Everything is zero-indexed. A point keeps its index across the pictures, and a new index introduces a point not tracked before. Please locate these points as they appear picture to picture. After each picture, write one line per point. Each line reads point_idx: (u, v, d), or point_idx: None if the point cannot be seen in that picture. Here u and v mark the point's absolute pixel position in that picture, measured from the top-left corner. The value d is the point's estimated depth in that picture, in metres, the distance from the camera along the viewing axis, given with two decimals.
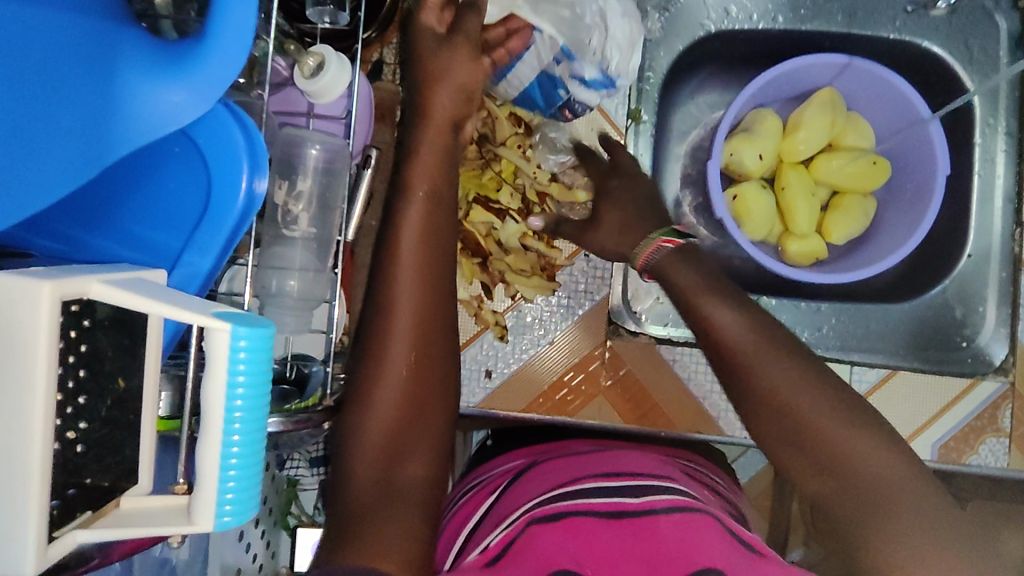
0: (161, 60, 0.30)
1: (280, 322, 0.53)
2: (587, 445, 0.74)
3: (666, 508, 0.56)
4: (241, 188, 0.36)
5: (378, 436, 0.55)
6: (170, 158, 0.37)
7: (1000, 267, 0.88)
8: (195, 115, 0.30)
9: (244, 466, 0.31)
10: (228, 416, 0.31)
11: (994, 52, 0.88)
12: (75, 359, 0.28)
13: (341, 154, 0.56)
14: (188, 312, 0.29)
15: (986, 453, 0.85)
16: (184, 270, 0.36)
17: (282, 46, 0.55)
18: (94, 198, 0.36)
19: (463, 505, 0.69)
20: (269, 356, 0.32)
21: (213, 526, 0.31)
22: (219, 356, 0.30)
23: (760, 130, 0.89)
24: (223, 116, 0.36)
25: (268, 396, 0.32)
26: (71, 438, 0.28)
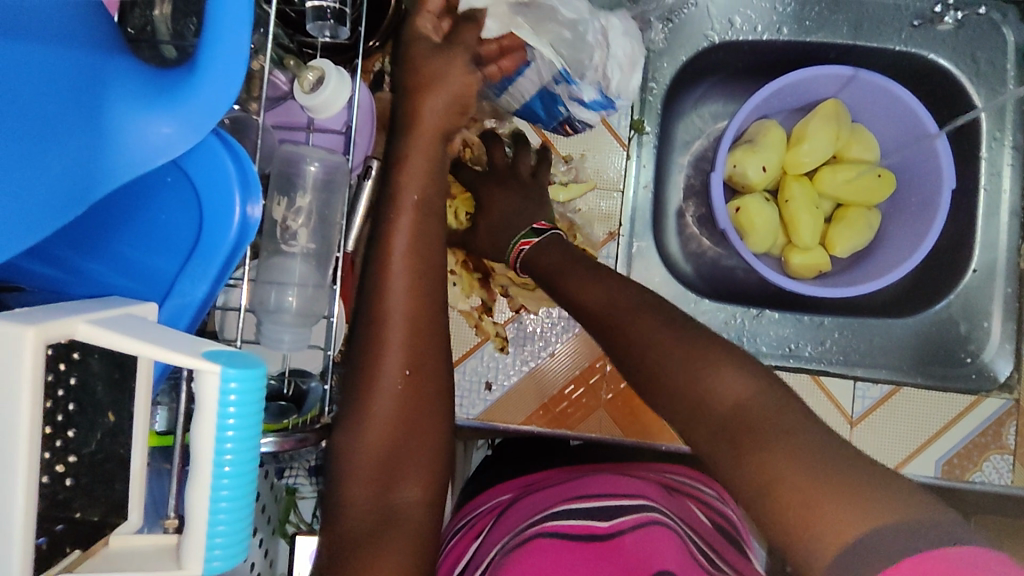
0: (152, 92, 0.29)
1: (278, 339, 0.52)
2: (575, 472, 0.72)
3: (633, 528, 0.57)
4: (235, 216, 0.36)
5: (371, 458, 0.55)
6: (162, 188, 0.37)
7: (1005, 282, 0.87)
8: (185, 146, 0.30)
9: (234, 508, 0.31)
10: (218, 458, 0.30)
11: (1002, 65, 0.87)
12: (64, 393, 0.27)
13: (341, 169, 0.56)
14: (176, 353, 0.29)
15: (990, 470, 0.85)
16: (176, 302, 0.36)
17: (281, 61, 0.55)
18: (85, 228, 0.36)
19: (456, 545, 0.68)
20: (261, 398, 0.31)
21: (202, 572, 0.30)
22: (209, 397, 0.30)
23: (763, 142, 0.88)
24: (213, 144, 0.35)
25: (259, 437, 0.31)
26: (60, 472, 0.27)
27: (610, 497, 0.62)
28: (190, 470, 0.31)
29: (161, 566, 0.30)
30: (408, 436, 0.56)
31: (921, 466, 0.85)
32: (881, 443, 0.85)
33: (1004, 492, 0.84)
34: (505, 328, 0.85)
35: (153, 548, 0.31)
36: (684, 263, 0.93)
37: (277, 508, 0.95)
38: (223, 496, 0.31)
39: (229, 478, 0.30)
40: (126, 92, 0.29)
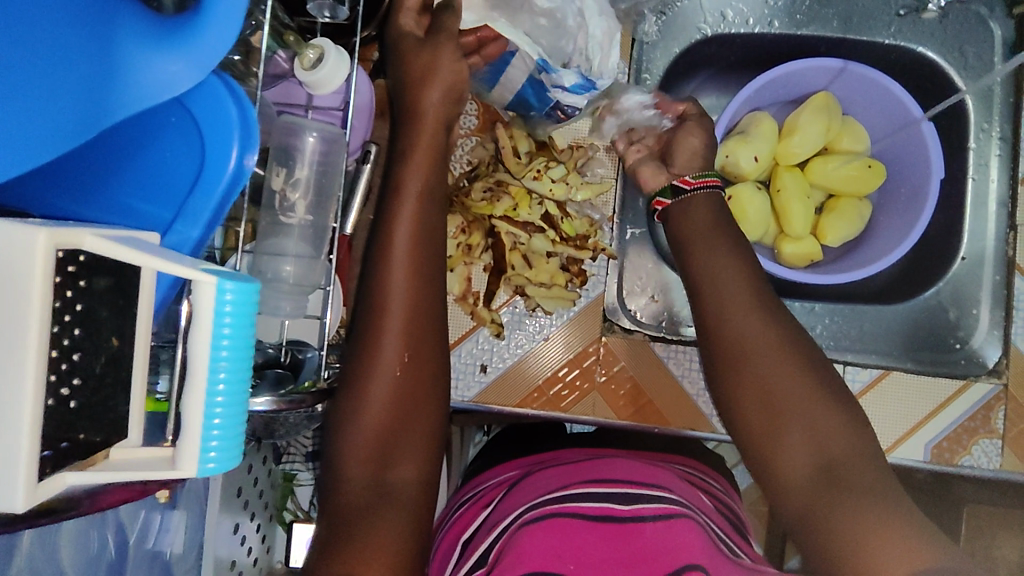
0: (160, 32, 0.31)
1: (278, 306, 0.56)
2: (578, 454, 0.74)
3: (654, 517, 0.57)
4: (232, 160, 0.37)
5: (369, 434, 0.56)
6: (166, 128, 0.38)
7: (994, 270, 0.88)
8: (191, 85, 0.32)
9: (228, 414, 0.33)
10: (213, 365, 0.33)
11: (988, 57, 0.89)
12: (71, 317, 0.29)
13: (336, 142, 0.57)
14: (177, 266, 0.31)
15: (979, 454, 0.85)
16: (175, 237, 0.38)
17: (281, 36, 0.54)
18: (96, 162, 0.38)
19: (461, 517, 0.70)
20: (253, 314, 0.34)
21: (197, 472, 0.33)
22: (205, 305, 0.32)
23: (755, 132, 0.90)
24: (217, 88, 0.37)
25: (250, 352, 0.34)
26: (65, 394, 0.29)
27: (630, 483, 0.63)
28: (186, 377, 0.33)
29: (158, 467, 0.32)
30: (410, 412, 0.58)
31: (910, 450, 0.85)
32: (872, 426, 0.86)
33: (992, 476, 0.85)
34: (500, 314, 0.86)
35: (150, 461, 0.33)
36: None
37: (274, 494, 0.96)
38: (218, 401, 0.33)
39: (224, 385, 0.33)
40: (135, 33, 0.31)
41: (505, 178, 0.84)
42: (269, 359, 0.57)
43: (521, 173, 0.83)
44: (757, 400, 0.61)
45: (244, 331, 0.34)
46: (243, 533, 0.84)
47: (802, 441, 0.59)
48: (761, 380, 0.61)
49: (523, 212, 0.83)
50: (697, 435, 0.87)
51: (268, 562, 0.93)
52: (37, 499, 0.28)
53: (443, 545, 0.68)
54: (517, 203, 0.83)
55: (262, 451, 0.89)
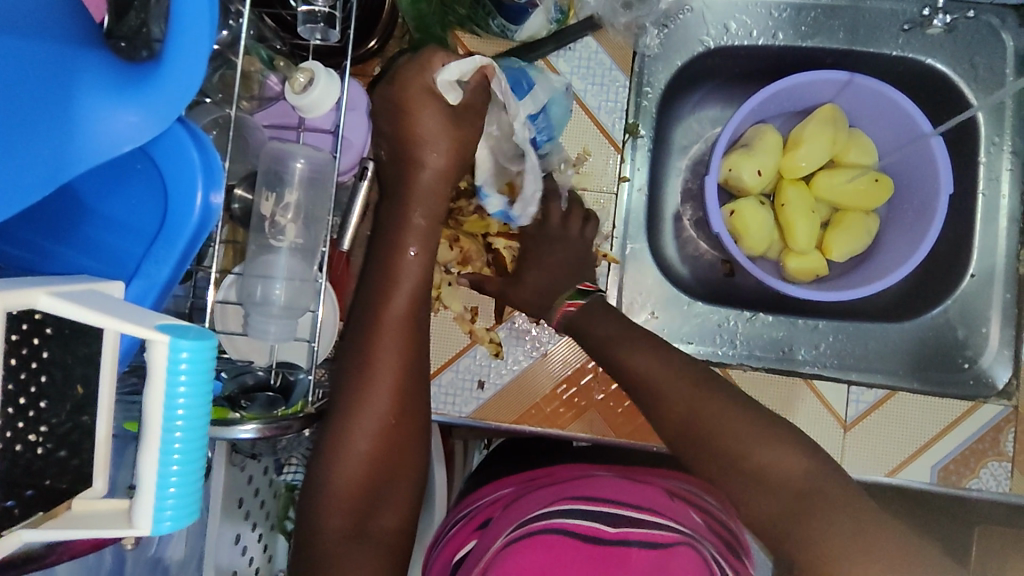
0: (119, 83, 0.32)
1: (264, 330, 0.54)
2: (574, 472, 0.73)
3: (640, 544, 0.56)
4: (197, 199, 0.37)
5: (351, 477, 0.62)
6: (133, 174, 0.39)
7: (1004, 288, 0.86)
8: (147, 136, 0.32)
9: (186, 470, 0.33)
10: (168, 423, 0.32)
11: (1000, 69, 0.86)
12: (37, 365, 0.30)
13: (325, 167, 0.58)
14: (131, 324, 0.31)
15: (987, 477, 0.84)
16: (142, 282, 0.37)
17: (273, 62, 0.57)
18: (61, 214, 0.38)
19: (453, 537, 0.70)
20: (210, 370, 0.33)
21: (153, 531, 0.32)
22: (159, 363, 0.32)
23: (759, 145, 0.88)
24: (180, 135, 0.37)
25: (209, 405, 0.34)
26: (33, 440, 0.30)
27: (620, 504, 0.62)
28: (141, 434, 0.32)
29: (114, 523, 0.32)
30: (393, 454, 0.64)
31: (915, 472, 0.84)
32: (875, 448, 0.84)
33: (1001, 500, 0.84)
34: (498, 332, 0.86)
35: (108, 513, 0.33)
36: (681, 266, 0.94)
37: (276, 504, 0.96)
38: (174, 459, 0.33)
39: (180, 442, 0.33)
40: (97, 85, 0.32)
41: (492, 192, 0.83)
42: (260, 381, 0.57)
43: None
44: (669, 423, 0.64)
45: (201, 388, 0.33)
46: (244, 544, 0.85)
47: (742, 471, 0.58)
48: (653, 405, 0.66)
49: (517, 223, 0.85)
50: None
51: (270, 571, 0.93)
52: None
53: (437, 565, 0.68)
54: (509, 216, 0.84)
55: (263, 462, 0.89)
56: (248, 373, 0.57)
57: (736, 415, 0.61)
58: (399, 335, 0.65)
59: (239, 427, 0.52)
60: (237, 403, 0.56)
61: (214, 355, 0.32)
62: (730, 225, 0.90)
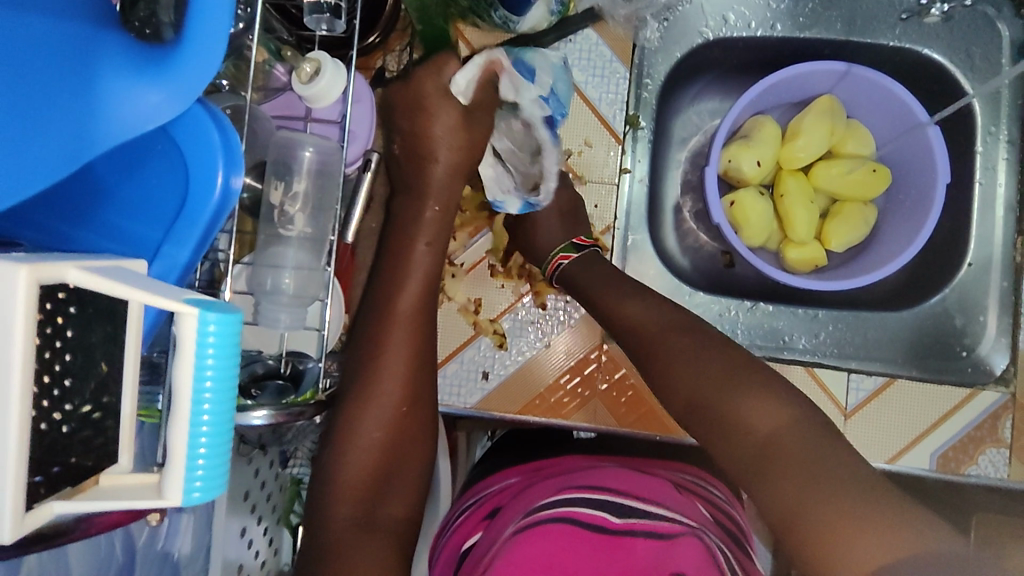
0: (138, 62, 0.33)
1: (275, 318, 0.55)
2: (581, 462, 0.73)
3: (645, 534, 0.56)
4: (218, 181, 0.38)
5: (360, 466, 0.63)
6: (153, 156, 0.39)
7: (1001, 276, 0.87)
8: (171, 115, 0.33)
9: (213, 442, 0.34)
10: (197, 397, 0.33)
11: (996, 59, 0.87)
12: (62, 343, 0.30)
13: (333, 155, 0.58)
14: (161, 298, 0.32)
15: (986, 463, 0.85)
16: (163, 262, 0.38)
17: (279, 52, 0.57)
18: (80, 198, 0.38)
19: (461, 525, 0.70)
20: (236, 344, 0.34)
21: (183, 502, 0.33)
22: (189, 337, 0.32)
23: (758, 137, 0.89)
24: (199, 115, 0.38)
25: (236, 380, 0.34)
26: (58, 419, 0.30)
27: (625, 494, 0.62)
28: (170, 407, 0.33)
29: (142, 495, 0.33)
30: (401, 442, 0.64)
31: (914, 459, 0.86)
32: (874, 435, 0.86)
33: (999, 486, 0.85)
34: (501, 323, 0.86)
35: (137, 487, 0.34)
36: (681, 257, 0.95)
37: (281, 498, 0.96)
38: (202, 431, 0.33)
39: (208, 414, 0.33)
40: (121, 64, 0.32)
41: None
42: (270, 370, 0.58)
43: None
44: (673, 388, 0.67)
45: (229, 361, 0.34)
46: (250, 537, 0.85)
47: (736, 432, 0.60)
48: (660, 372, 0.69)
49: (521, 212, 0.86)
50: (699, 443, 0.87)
51: (275, 565, 0.94)
52: (26, 527, 0.29)
53: (445, 552, 0.68)
54: None
55: (268, 455, 0.89)
56: (258, 362, 0.58)
57: (739, 385, 0.63)
58: (407, 332, 0.66)
59: (250, 414, 0.52)
60: (248, 391, 0.56)
61: (241, 328, 0.33)
62: (730, 216, 0.90)
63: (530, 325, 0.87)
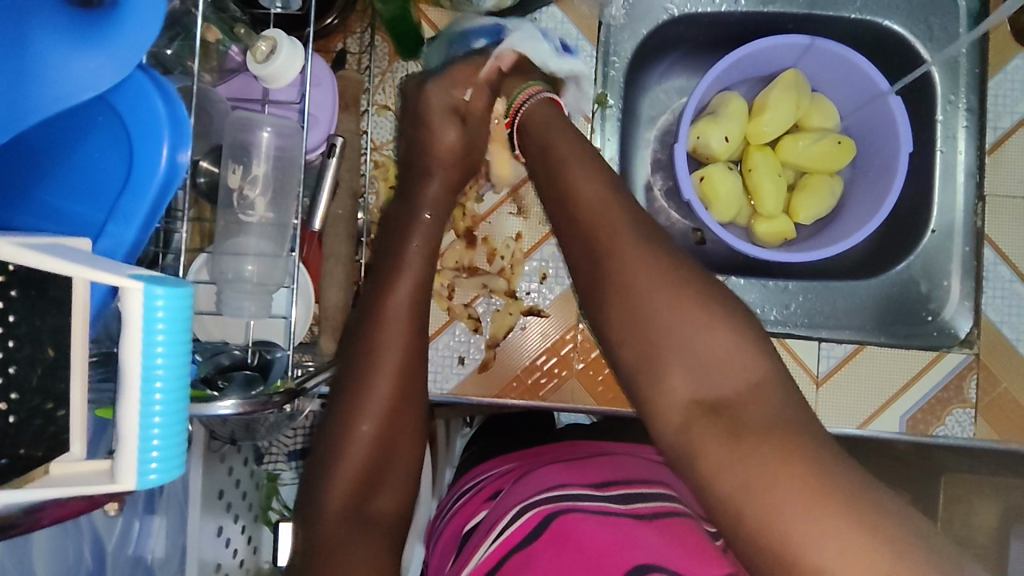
0: (75, 30, 0.32)
1: (239, 307, 0.54)
2: (582, 449, 0.71)
3: (650, 518, 0.56)
4: (164, 156, 0.37)
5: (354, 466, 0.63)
6: (94, 127, 0.38)
7: (964, 241, 0.89)
8: (108, 83, 0.33)
9: (168, 421, 0.34)
10: (147, 374, 0.34)
11: (954, 29, 0.88)
12: (3, 329, 0.31)
13: (293, 137, 0.57)
14: (102, 272, 0.32)
15: (953, 424, 0.87)
16: (108, 240, 0.37)
17: (233, 31, 0.55)
18: (18, 173, 0.37)
19: (459, 511, 0.69)
20: (186, 320, 0.35)
21: (138, 485, 0.33)
22: (135, 313, 0.33)
23: (725, 113, 0.89)
24: (143, 83, 0.37)
25: (187, 358, 0.35)
26: (3, 408, 0.31)
27: (627, 486, 0.61)
28: (121, 386, 0.34)
29: (97, 481, 0.33)
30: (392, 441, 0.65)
31: (885, 423, 0.87)
32: (846, 401, 0.87)
33: (965, 444, 0.87)
34: (475, 307, 0.86)
35: (89, 474, 0.33)
36: None
37: (259, 495, 0.94)
38: (156, 410, 0.34)
39: (161, 393, 0.34)
40: (50, 32, 0.32)
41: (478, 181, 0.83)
42: (237, 361, 0.56)
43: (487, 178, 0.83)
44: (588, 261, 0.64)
45: (179, 337, 0.34)
46: (227, 536, 0.83)
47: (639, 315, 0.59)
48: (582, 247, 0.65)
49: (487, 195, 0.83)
50: None
51: (254, 564, 0.92)
52: None
53: (446, 535, 0.67)
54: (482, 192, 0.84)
55: (242, 452, 0.87)
56: (224, 353, 0.56)
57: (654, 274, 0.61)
58: None
59: (217, 405, 0.50)
60: (214, 383, 0.53)
61: (190, 302, 0.33)
62: (699, 191, 0.91)
63: (509, 313, 0.86)
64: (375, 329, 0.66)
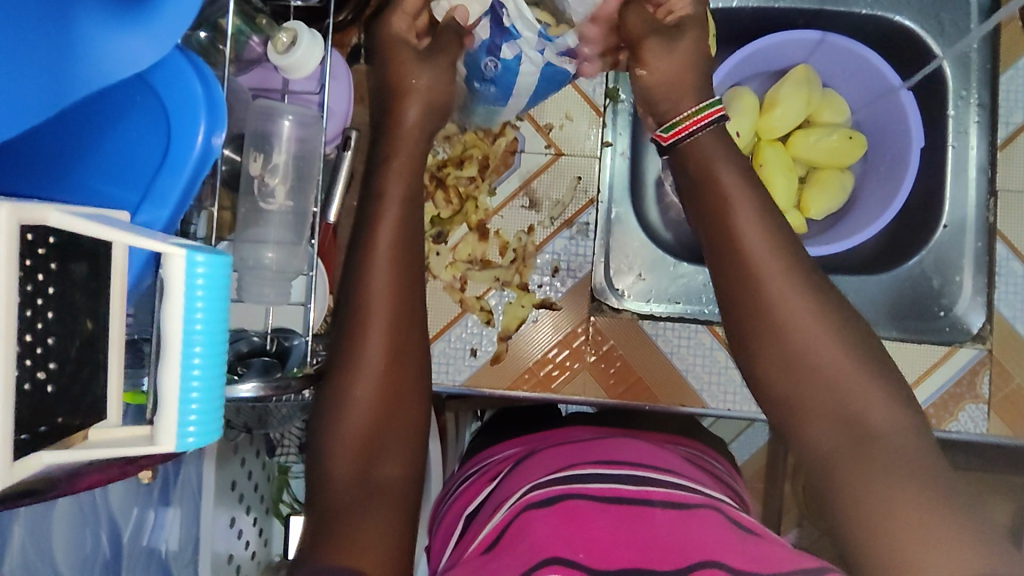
0: (117, 10, 0.33)
1: (261, 294, 0.55)
2: (586, 433, 0.71)
3: (663, 505, 0.53)
4: (200, 139, 0.39)
5: (354, 442, 0.58)
6: (132, 107, 0.39)
7: (975, 237, 0.89)
8: (150, 62, 0.34)
9: (206, 385, 0.35)
10: (187, 339, 0.35)
11: (965, 24, 0.88)
12: (44, 300, 0.31)
13: (312, 126, 0.58)
14: (147, 240, 0.33)
15: (966, 419, 0.87)
16: (143, 219, 0.38)
17: (255, 22, 0.57)
18: (58, 151, 0.38)
19: (465, 491, 0.69)
20: (223, 287, 0.36)
21: (177, 447, 0.35)
22: (177, 277, 0.34)
23: (736, 108, 0.89)
24: (181, 67, 0.39)
25: (224, 323, 0.36)
26: (41, 378, 0.30)
27: (640, 465, 0.59)
28: (161, 352, 0.35)
29: (137, 442, 0.34)
30: (402, 426, 0.60)
31: None
32: None
33: (978, 440, 0.87)
34: (488, 300, 0.86)
35: (129, 439, 0.35)
36: (665, 231, 0.89)
37: (270, 488, 0.95)
38: (194, 375, 0.35)
39: (200, 358, 0.35)
40: (92, 9, 0.33)
41: (470, 153, 0.86)
42: (256, 347, 0.58)
43: (477, 150, 0.86)
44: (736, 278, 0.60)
45: (218, 304, 0.36)
46: (240, 527, 0.84)
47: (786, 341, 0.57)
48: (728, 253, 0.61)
49: (471, 165, 0.86)
50: (688, 411, 0.86)
51: (265, 556, 0.93)
52: (14, 477, 0.28)
53: (449, 517, 0.68)
54: (471, 164, 0.86)
55: (256, 444, 0.88)
56: (243, 340, 0.57)
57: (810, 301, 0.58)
58: (398, 308, 0.60)
59: (239, 387, 0.51)
60: (234, 368, 0.55)
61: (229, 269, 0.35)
62: None
63: (521, 306, 0.86)
64: (386, 299, 0.59)
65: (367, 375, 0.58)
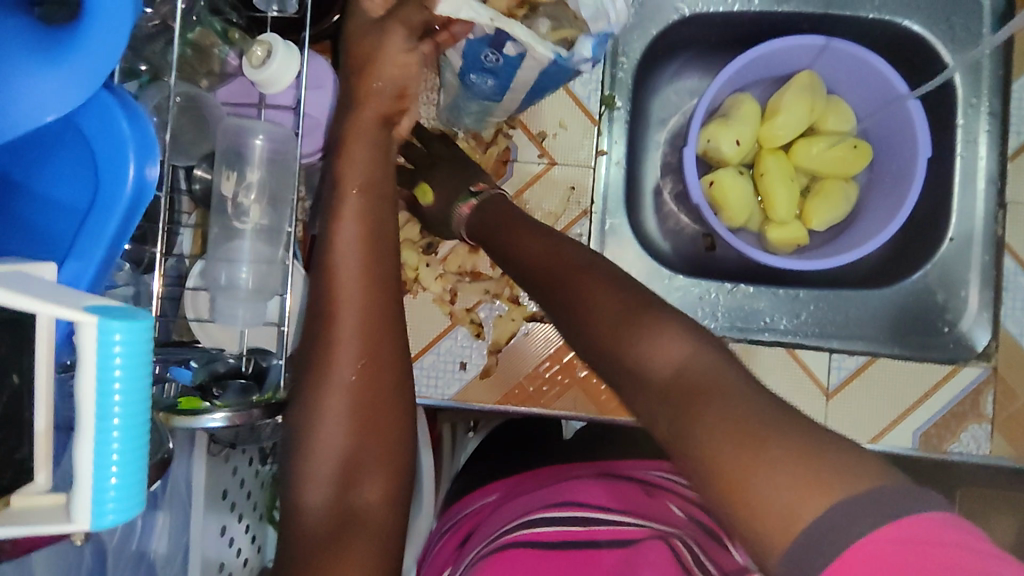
0: (37, 55, 0.35)
1: (232, 315, 0.53)
2: (557, 478, 0.71)
3: (608, 541, 0.57)
4: (132, 172, 0.40)
5: (325, 471, 0.55)
6: (63, 142, 0.41)
7: (983, 250, 0.86)
8: (71, 103, 0.35)
9: (125, 460, 0.34)
10: (103, 412, 0.33)
11: (977, 29, 0.85)
12: None
13: (287, 141, 0.56)
14: (58, 308, 0.32)
15: (968, 440, 0.84)
16: (77, 265, 0.38)
17: (227, 35, 0.56)
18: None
19: (442, 548, 0.70)
20: (146, 354, 0.34)
21: (94, 525, 0.33)
22: (89, 346, 0.32)
23: (737, 115, 0.87)
24: (108, 104, 0.40)
25: (146, 391, 0.35)
26: None
27: (591, 507, 0.61)
28: (77, 426, 0.33)
29: (54, 520, 0.33)
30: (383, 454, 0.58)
31: (897, 438, 0.85)
32: (852, 415, 0.85)
33: (982, 461, 0.84)
34: (478, 313, 0.85)
35: (43, 514, 0.33)
36: (662, 240, 0.93)
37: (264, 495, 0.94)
38: (112, 448, 0.33)
39: (118, 430, 0.34)
40: (19, 60, 0.35)
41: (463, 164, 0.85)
42: (232, 368, 0.57)
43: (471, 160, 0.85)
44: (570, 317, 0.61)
45: (137, 373, 0.34)
46: (232, 535, 0.84)
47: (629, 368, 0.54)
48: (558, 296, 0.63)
49: None
50: None
51: (259, 562, 0.92)
52: None
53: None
54: None
55: (247, 453, 0.87)
56: (219, 361, 0.57)
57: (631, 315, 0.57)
58: (378, 327, 0.58)
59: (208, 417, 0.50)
60: (209, 391, 0.55)
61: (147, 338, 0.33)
62: (710, 196, 0.87)
63: (512, 319, 0.84)
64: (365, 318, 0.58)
65: (339, 400, 0.56)
